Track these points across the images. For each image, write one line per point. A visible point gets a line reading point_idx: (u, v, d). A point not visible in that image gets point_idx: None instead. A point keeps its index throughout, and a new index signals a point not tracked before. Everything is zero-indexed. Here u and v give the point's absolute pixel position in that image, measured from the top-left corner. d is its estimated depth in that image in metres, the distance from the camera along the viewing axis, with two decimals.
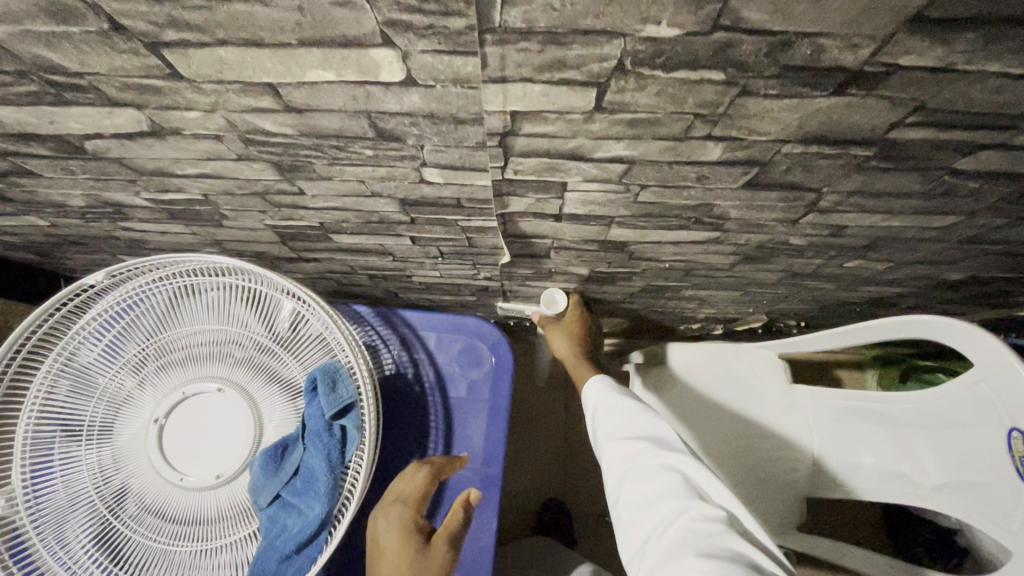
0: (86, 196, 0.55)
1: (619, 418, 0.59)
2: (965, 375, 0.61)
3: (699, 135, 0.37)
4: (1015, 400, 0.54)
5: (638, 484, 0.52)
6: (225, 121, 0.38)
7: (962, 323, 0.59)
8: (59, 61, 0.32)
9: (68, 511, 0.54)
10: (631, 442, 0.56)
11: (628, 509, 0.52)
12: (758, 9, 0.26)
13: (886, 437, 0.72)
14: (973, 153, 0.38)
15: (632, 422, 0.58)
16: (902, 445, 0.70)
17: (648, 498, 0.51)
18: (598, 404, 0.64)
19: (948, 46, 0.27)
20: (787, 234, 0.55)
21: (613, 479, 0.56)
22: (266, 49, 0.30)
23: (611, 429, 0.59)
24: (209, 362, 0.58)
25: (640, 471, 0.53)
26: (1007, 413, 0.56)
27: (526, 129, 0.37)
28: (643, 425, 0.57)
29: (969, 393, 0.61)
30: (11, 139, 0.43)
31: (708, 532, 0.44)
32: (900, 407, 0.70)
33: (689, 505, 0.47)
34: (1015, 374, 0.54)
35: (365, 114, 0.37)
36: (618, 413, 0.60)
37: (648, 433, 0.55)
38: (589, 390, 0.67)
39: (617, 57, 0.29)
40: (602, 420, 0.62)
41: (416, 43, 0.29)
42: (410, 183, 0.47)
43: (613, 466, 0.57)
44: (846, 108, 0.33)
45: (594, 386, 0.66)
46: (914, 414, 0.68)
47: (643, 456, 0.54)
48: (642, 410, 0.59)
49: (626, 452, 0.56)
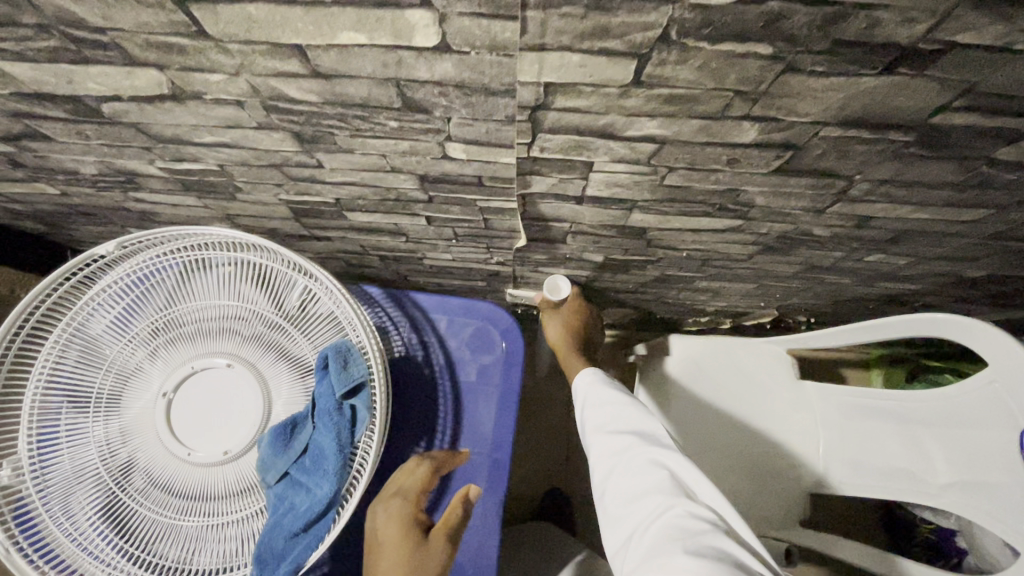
0: (99, 163, 0.53)
1: (609, 412, 0.58)
2: (979, 375, 0.60)
3: (737, 114, 0.36)
4: None
5: (625, 479, 0.51)
6: (250, 86, 0.37)
7: (973, 320, 0.58)
8: (83, 15, 0.31)
9: (75, 481, 0.53)
10: (620, 438, 0.55)
11: (614, 503, 0.51)
12: None
13: (891, 437, 0.72)
14: (1015, 143, 0.37)
15: (621, 416, 0.57)
16: (909, 444, 0.69)
17: (636, 493, 0.50)
18: (587, 398, 0.62)
19: (1011, 23, 0.26)
20: (811, 224, 0.54)
21: (598, 474, 0.55)
22: (299, 7, 0.29)
23: (600, 423, 0.58)
24: (218, 338, 0.57)
25: (628, 466, 0.52)
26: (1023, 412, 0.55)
27: (560, 103, 0.36)
28: (633, 419, 0.56)
29: (983, 396, 0.60)
30: (26, 99, 0.42)
31: (696, 529, 0.44)
32: (908, 407, 0.69)
33: (677, 502, 0.47)
34: None
35: (394, 83, 0.35)
36: (608, 407, 0.59)
37: (637, 428, 0.54)
38: (580, 382, 0.66)
39: (662, 26, 0.28)
40: (591, 413, 0.60)
41: (456, 5, 0.28)
42: (433, 159, 0.46)
43: (600, 460, 0.56)
44: (892, 89, 0.32)
45: (585, 378, 0.65)
46: (922, 414, 0.68)
47: (631, 452, 0.53)
48: (632, 406, 0.58)
49: (615, 447, 0.55)
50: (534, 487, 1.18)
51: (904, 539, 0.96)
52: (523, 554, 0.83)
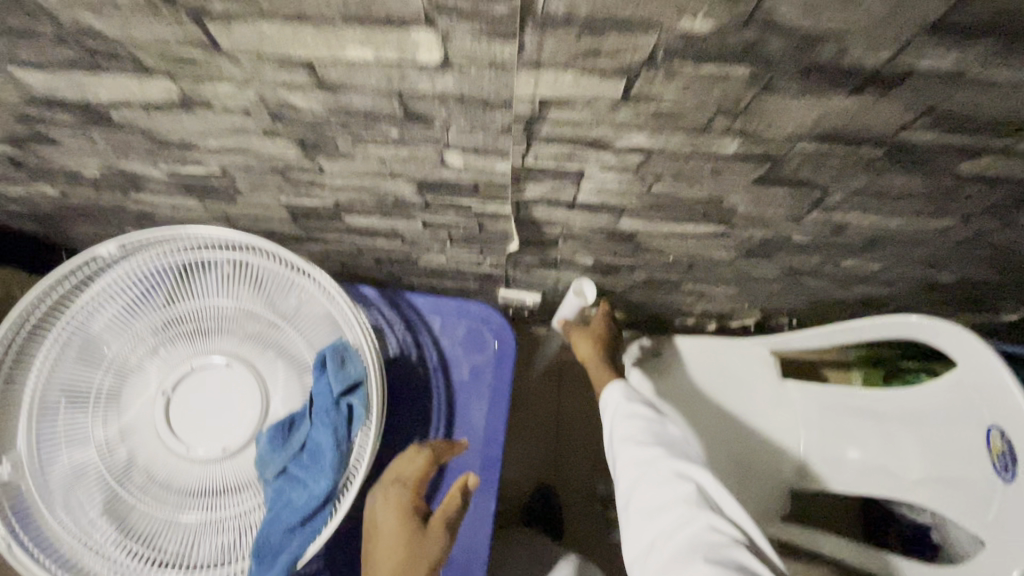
0: (102, 164, 0.54)
1: (635, 422, 0.59)
2: (953, 375, 0.63)
3: (719, 128, 0.38)
4: (997, 403, 0.57)
5: (650, 490, 0.53)
6: (258, 96, 0.39)
7: (957, 326, 0.61)
8: (102, 27, 0.33)
9: (75, 478, 0.55)
10: (647, 449, 0.55)
11: (637, 513, 0.53)
12: (791, 8, 0.27)
13: (880, 440, 0.74)
14: (975, 159, 0.40)
15: (647, 428, 0.58)
16: (892, 447, 0.72)
17: (659, 504, 0.52)
18: (614, 408, 0.62)
19: (964, 53, 0.29)
20: (790, 231, 0.57)
21: (621, 482, 0.56)
22: (310, 25, 0.31)
23: (624, 432, 0.59)
24: (216, 337, 0.59)
25: (652, 476, 0.53)
26: (990, 413, 0.58)
27: (553, 115, 0.38)
28: (659, 432, 0.57)
29: (955, 397, 0.63)
30: (36, 104, 0.43)
31: (719, 542, 0.47)
32: (898, 410, 0.72)
33: (701, 514, 0.49)
34: (1001, 376, 0.57)
35: (396, 94, 0.37)
36: (634, 418, 0.59)
37: (664, 441, 0.56)
38: (609, 395, 0.64)
39: (650, 49, 0.31)
40: (615, 424, 0.61)
41: (459, 26, 0.30)
42: (431, 165, 0.48)
43: (624, 470, 0.56)
44: (861, 108, 0.34)
45: (612, 390, 0.64)
46: (910, 417, 0.70)
47: (656, 463, 0.54)
48: (658, 419, 0.59)
49: (640, 457, 0.55)
50: (524, 485, 1.20)
51: (882, 534, 1.00)
52: (514, 551, 0.86)
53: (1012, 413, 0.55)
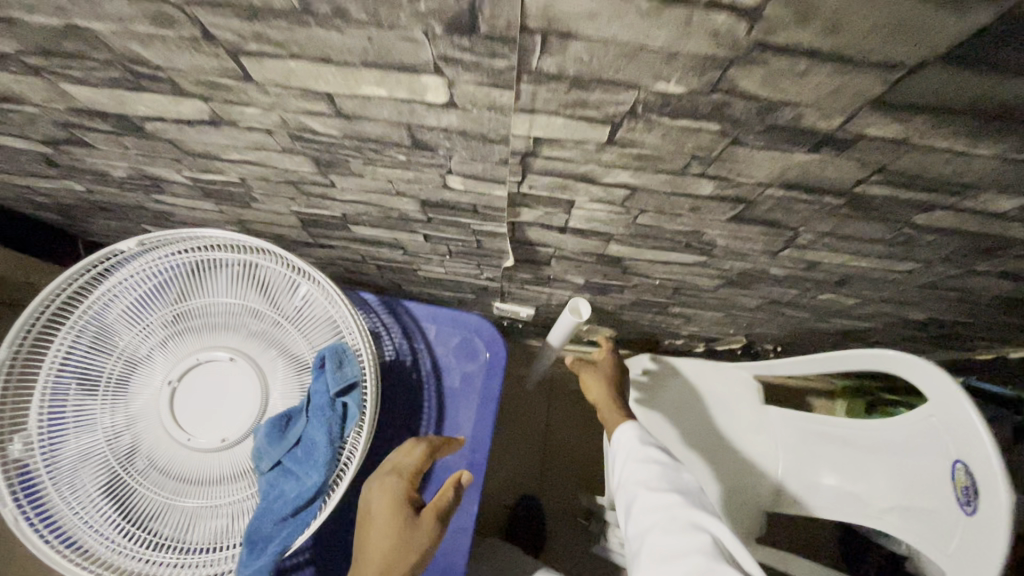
0: (130, 167, 0.58)
1: (652, 468, 0.61)
2: (923, 409, 0.67)
3: (695, 172, 0.42)
4: (962, 434, 0.61)
5: (664, 534, 0.53)
6: (280, 118, 0.43)
7: (923, 359, 0.66)
8: (147, 56, 0.37)
9: (80, 458, 0.58)
10: (664, 495, 0.57)
11: (651, 559, 0.53)
12: (751, 80, 0.31)
13: (854, 468, 0.77)
14: (928, 212, 0.44)
15: (665, 476, 0.60)
16: (867, 477, 0.75)
17: (672, 550, 0.52)
18: (629, 451, 0.65)
19: (905, 124, 0.33)
20: (767, 265, 0.61)
21: (638, 528, 0.57)
22: (333, 65, 0.35)
23: (642, 479, 0.61)
24: (222, 334, 0.63)
25: (669, 522, 0.54)
26: (955, 444, 0.62)
27: (546, 152, 0.42)
28: (677, 481, 0.59)
29: (923, 429, 0.67)
30: (78, 113, 0.47)
31: None
32: (872, 442, 0.75)
33: (715, 565, 0.48)
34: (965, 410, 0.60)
35: (406, 127, 0.41)
36: (653, 466, 0.61)
37: (682, 491, 0.57)
38: (622, 436, 0.68)
39: (631, 103, 0.35)
40: (631, 468, 0.63)
41: (464, 75, 0.34)
42: (434, 187, 0.52)
43: (642, 515, 0.57)
44: (820, 163, 0.38)
45: (627, 432, 0.68)
46: (885, 450, 0.73)
47: (674, 510, 0.55)
48: (675, 468, 0.61)
49: (657, 503, 0.57)
50: (509, 494, 1.23)
51: (859, 563, 1.02)
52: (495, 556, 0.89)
53: (976, 444, 0.59)
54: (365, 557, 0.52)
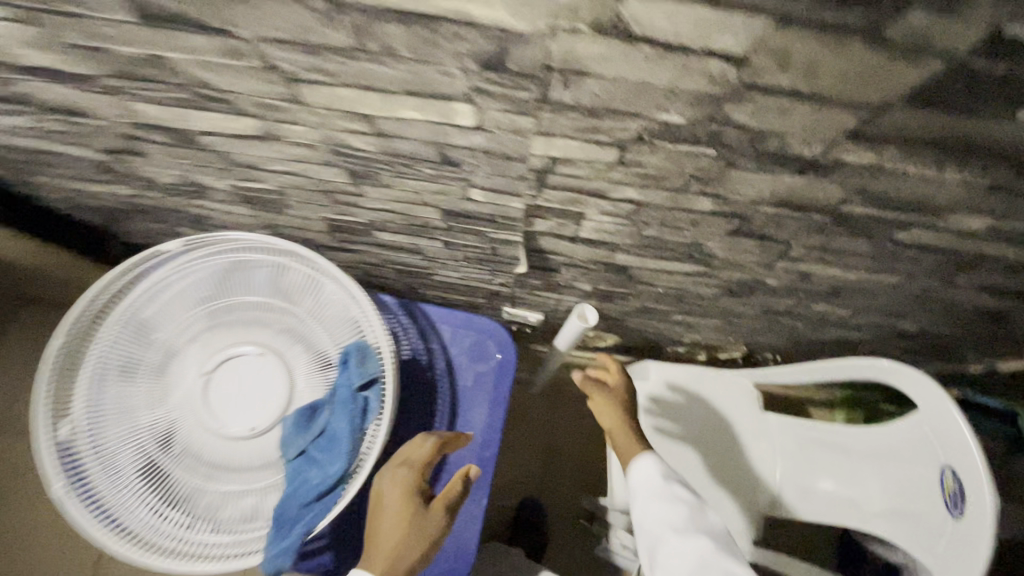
0: (177, 175, 0.64)
1: (675, 508, 0.57)
2: (914, 419, 0.72)
3: (694, 190, 0.47)
4: (951, 444, 0.66)
5: None
6: (324, 135, 0.48)
7: (917, 371, 0.70)
8: (215, 81, 0.42)
9: (122, 441, 0.64)
10: (694, 540, 0.54)
11: None
12: (742, 114, 0.36)
13: (847, 474, 0.81)
14: (907, 230, 0.48)
15: (692, 517, 0.56)
16: (859, 482, 0.79)
17: None
18: (645, 486, 0.61)
19: (878, 153, 0.38)
20: (763, 275, 0.65)
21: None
22: (377, 93, 0.40)
23: (666, 519, 0.57)
24: (256, 332, 0.70)
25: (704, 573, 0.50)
26: (944, 453, 0.66)
27: (561, 170, 0.47)
28: (705, 524, 0.55)
29: (914, 439, 0.72)
30: (140, 127, 0.52)
31: None
32: (862, 449, 0.80)
33: None
34: (956, 421, 0.65)
35: (436, 145, 0.46)
36: (676, 505, 0.57)
37: (712, 535, 0.54)
38: (638, 470, 0.62)
39: (638, 130, 0.39)
40: (650, 506, 0.59)
41: (492, 104, 0.39)
42: (456, 198, 0.57)
43: (671, 562, 0.53)
44: (806, 185, 0.43)
45: (642, 464, 0.62)
46: (875, 456, 0.77)
47: (707, 558, 0.52)
48: (699, 508, 0.57)
49: (687, 549, 0.53)
50: (514, 493, 1.27)
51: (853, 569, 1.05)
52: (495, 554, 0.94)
53: (965, 453, 0.63)
54: (375, 544, 0.56)
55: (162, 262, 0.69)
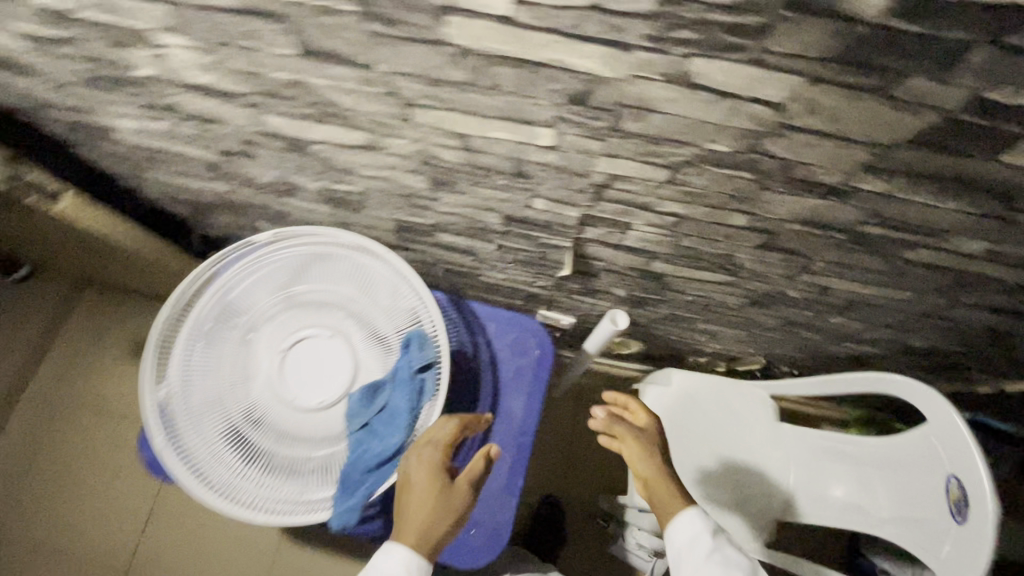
0: (276, 175, 0.74)
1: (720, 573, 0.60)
2: (921, 430, 0.78)
3: (731, 207, 0.55)
4: (955, 452, 0.71)
5: None
6: (420, 148, 0.57)
7: (922, 385, 0.76)
8: (342, 102, 0.52)
9: (210, 402, 0.75)
10: None
11: None
12: (778, 147, 0.44)
13: (860, 481, 0.88)
14: (916, 249, 0.56)
15: None
16: (871, 488, 0.86)
17: None
18: (686, 541, 0.63)
19: (889, 183, 0.46)
20: (785, 287, 0.73)
21: None
22: (476, 117, 0.50)
23: None
24: (328, 318, 0.79)
25: None
26: (950, 461, 0.72)
27: (618, 185, 0.56)
28: None
29: (922, 448, 0.77)
30: (262, 135, 0.63)
31: None
32: (874, 457, 0.86)
33: None
34: (959, 432, 0.71)
35: (515, 160, 0.56)
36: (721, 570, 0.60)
37: None
38: (680, 524, 0.64)
39: (690, 155, 0.48)
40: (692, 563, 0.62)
41: (571, 129, 0.48)
42: (520, 206, 0.66)
43: None
44: (827, 206, 0.51)
45: (686, 518, 0.65)
46: (886, 465, 0.83)
47: None
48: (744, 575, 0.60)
49: None
50: (536, 488, 1.34)
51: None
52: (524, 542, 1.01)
53: (969, 461, 0.69)
54: (404, 521, 0.62)
55: (244, 253, 0.78)
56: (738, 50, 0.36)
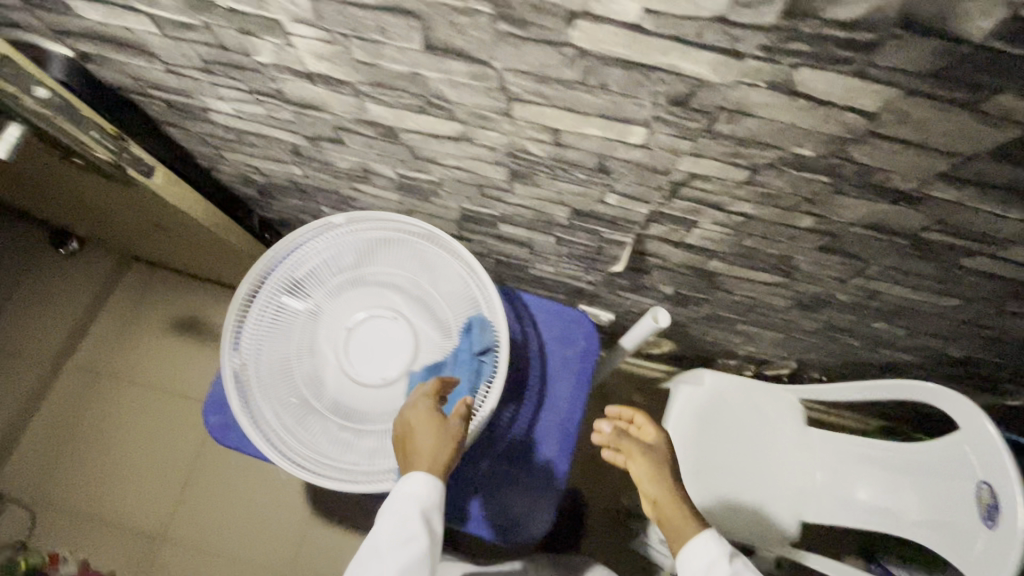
0: (357, 161, 0.78)
1: None
2: (954, 439, 0.80)
3: (801, 209, 0.59)
4: (990, 462, 0.74)
5: None
6: (510, 141, 0.62)
7: (959, 396, 0.78)
8: (448, 94, 0.56)
9: (280, 371, 0.79)
10: None
11: None
12: (860, 153, 0.48)
13: (886, 487, 0.89)
14: (973, 257, 0.59)
15: None
16: (897, 494, 0.88)
17: None
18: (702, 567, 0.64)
19: (961, 192, 0.49)
20: (835, 290, 0.76)
21: None
22: (575, 113, 0.54)
23: None
24: (391, 300, 0.83)
25: None
26: (983, 470, 0.75)
27: (695, 184, 0.59)
28: None
29: (953, 457, 0.80)
30: (357, 122, 0.67)
31: None
32: (901, 463, 0.88)
33: None
34: (994, 442, 0.73)
35: (600, 156, 0.60)
36: None
37: None
38: (695, 549, 0.65)
39: (773, 158, 0.52)
40: None
41: (664, 129, 0.52)
42: (591, 201, 0.70)
43: None
44: (896, 212, 0.55)
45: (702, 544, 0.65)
46: (915, 471, 0.86)
47: None
48: None
49: None
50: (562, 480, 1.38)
51: None
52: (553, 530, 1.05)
53: (1002, 471, 0.72)
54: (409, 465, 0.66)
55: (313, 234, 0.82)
56: (844, 62, 0.40)
